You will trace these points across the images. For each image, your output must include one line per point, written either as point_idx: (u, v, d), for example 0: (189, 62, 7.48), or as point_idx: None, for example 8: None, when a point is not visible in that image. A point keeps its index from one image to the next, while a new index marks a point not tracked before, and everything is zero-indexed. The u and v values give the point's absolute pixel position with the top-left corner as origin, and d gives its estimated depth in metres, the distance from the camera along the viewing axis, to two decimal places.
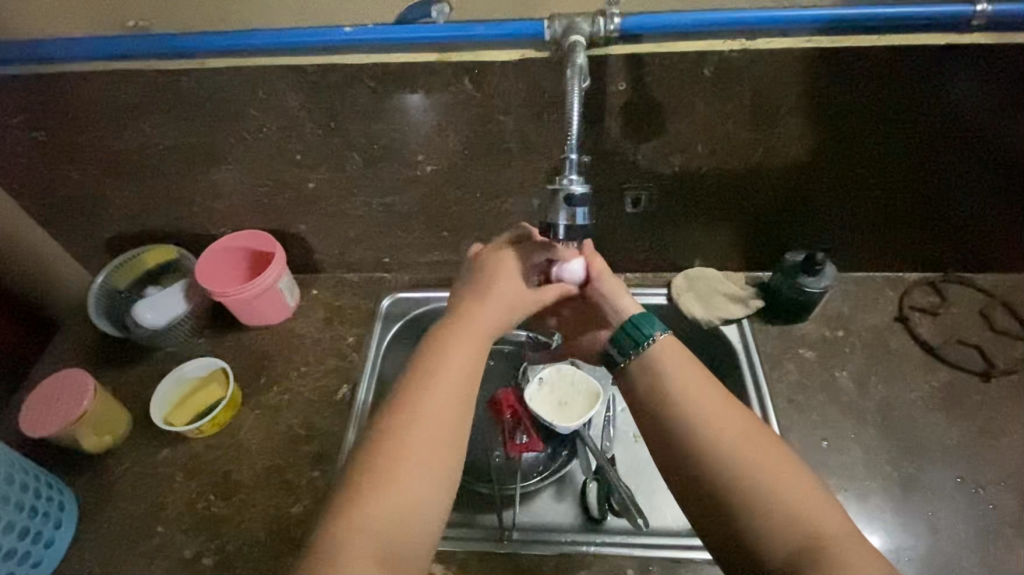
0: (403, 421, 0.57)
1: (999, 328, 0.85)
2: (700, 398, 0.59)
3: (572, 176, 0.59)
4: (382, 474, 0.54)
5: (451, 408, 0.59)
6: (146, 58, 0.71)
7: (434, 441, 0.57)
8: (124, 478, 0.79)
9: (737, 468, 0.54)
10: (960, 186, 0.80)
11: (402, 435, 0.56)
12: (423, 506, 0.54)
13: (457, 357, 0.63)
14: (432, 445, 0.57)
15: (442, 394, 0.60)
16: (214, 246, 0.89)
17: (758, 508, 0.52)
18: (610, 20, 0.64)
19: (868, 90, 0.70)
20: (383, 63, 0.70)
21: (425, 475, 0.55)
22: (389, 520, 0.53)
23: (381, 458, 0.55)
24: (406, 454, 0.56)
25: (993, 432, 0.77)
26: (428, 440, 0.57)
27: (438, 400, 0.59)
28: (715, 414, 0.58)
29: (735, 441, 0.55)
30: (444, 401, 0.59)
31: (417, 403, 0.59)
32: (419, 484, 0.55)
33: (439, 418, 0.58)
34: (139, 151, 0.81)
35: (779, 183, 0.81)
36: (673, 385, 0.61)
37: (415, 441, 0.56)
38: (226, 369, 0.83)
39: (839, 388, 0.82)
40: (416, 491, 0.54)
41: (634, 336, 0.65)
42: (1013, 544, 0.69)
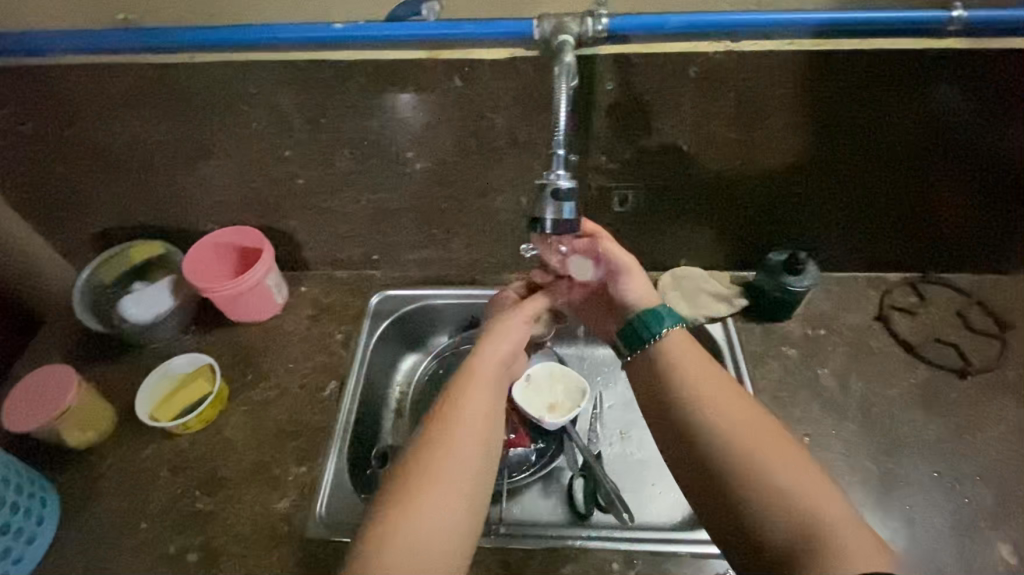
0: (430, 449, 0.57)
1: (975, 327, 0.87)
2: (710, 390, 0.60)
3: (559, 171, 0.59)
4: (414, 477, 0.56)
5: (480, 439, 0.59)
6: (137, 51, 0.71)
7: (463, 470, 0.57)
8: (108, 474, 0.78)
9: (747, 458, 0.55)
10: (941, 189, 0.82)
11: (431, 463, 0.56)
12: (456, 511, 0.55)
13: (485, 388, 0.63)
14: (460, 475, 0.56)
15: (470, 425, 0.60)
16: (202, 241, 0.88)
17: (768, 499, 0.53)
18: (599, 20, 0.65)
19: (853, 95, 0.72)
20: (374, 60, 0.71)
21: (451, 507, 0.55)
22: (415, 550, 0.52)
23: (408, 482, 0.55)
24: (434, 481, 0.55)
25: (969, 428, 0.79)
26: (457, 470, 0.56)
27: (467, 431, 0.59)
28: (723, 405, 0.59)
29: (744, 433, 0.56)
30: (472, 433, 0.59)
31: (451, 421, 0.60)
32: (446, 514, 0.54)
33: (468, 450, 0.58)
34: (127, 145, 0.81)
35: (766, 185, 0.82)
36: (684, 377, 0.62)
37: (444, 471, 0.56)
38: (214, 364, 0.83)
39: (820, 385, 0.84)
40: (443, 522, 0.54)
41: (641, 331, 0.66)
42: (988, 536, 0.71)
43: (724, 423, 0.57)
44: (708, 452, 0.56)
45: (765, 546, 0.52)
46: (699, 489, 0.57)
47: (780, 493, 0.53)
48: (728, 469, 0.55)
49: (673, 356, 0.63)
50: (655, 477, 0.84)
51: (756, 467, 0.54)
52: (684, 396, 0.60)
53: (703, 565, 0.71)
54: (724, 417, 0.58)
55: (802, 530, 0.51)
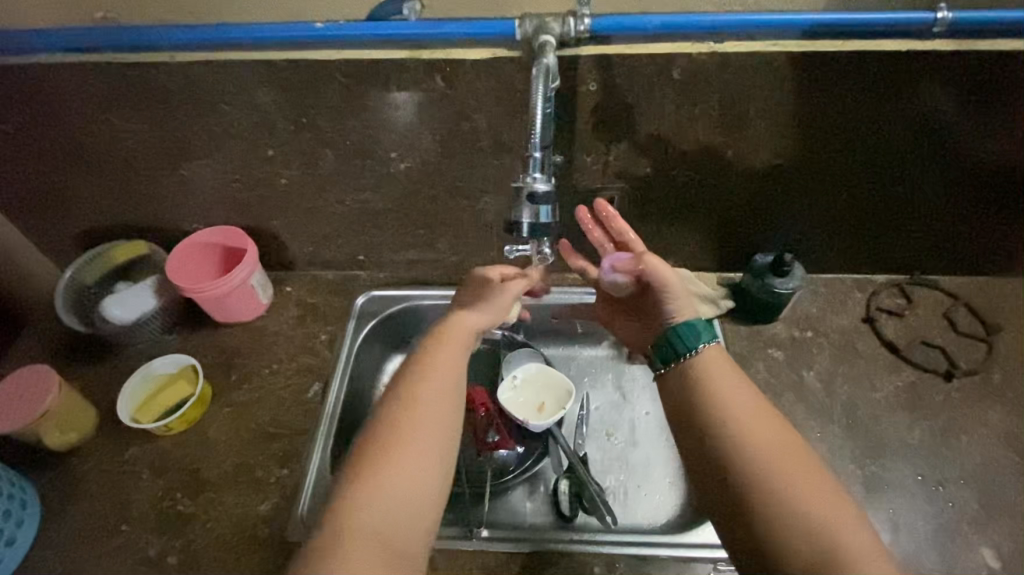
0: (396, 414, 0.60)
1: (961, 329, 0.87)
2: (740, 406, 0.60)
3: (536, 174, 0.59)
4: (372, 463, 0.57)
5: (444, 400, 0.62)
6: (115, 50, 0.71)
7: (428, 431, 0.59)
8: (89, 476, 0.77)
9: (777, 478, 0.54)
10: (925, 191, 0.81)
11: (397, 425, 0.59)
12: (412, 496, 0.56)
13: (448, 356, 0.67)
14: (426, 434, 0.59)
15: (435, 389, 0.63)
16: (185, 242, 0.88)
17: (792, 522, 0.52)
18: (581, 20, 0.64)
19: (839, 97, 0.72)
20: (354, 60, 0.70)
21: (418, 464, 0.57)
22: (386, 507, 0.54)
23: (376, 444, 0.58)
24: (401, 441, 0.58)
25: (954, 431, 0.79)
26: (422, 429, 0.59)
27: (431, 393, 0.62)
28: (756, 425, 0.58)
29: (774, 455, 0.56)
30: (435, 395, 0.62)
31: (410, 409, 0.61)
32: (413, 472, 0.57)
33: (433, 410, 0.61)
34: (108, 145, 0.80)
35: (751, 187, 0.82)
36: (719, 395, 0.61)
37: (410, 431, 0.59)
38: (196, 365, 0.82)
39: (806, 388, 0.83)
40: (412, 478, 0.56)
41: (677, 345, 0.67)
42: (971, 540, 0.71)
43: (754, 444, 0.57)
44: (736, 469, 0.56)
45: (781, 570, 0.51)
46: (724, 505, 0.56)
47: (806, 517, 0.52)
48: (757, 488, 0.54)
49: (708, 374, 0.63)
50: (640, 479, 0.84)
51: (785, 489, 0.53)
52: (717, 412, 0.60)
53: (684, 569, 0.70)
54: (755, 437, 0.57)
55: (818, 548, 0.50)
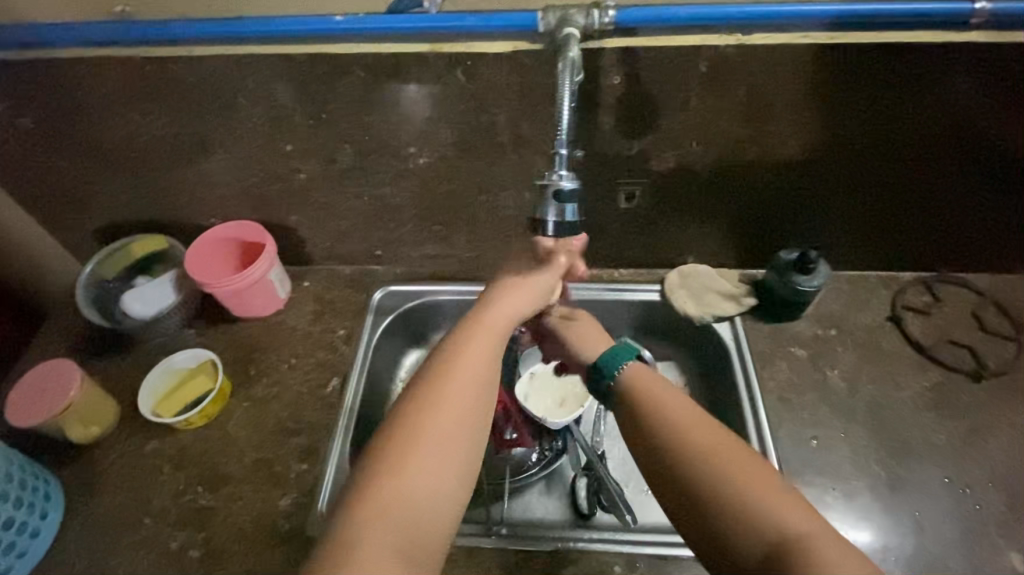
0: (422, 414, 0.57)
1: (990, 328, 0.85)
2: (673, 412, 0.59)
3: (562, 172, 0.58)
4: (391, 460, 0.54)
5: (475, 402, 0.59)
6: (133, 45, 0.70)
7: (455, 431, 0.57)
8: (111, 470, 0.78)
9: (711, 471, 0.53)
10: (958, 185, 0.79)
11: (422, 427, 0.56)
12: (436, 500, 0.54)
13: (480, 353, 0.63)
14: (454, 439, 0.56)
15: (464, 388, 0.59)
16: (203, 237, 0.88)
17: (741, 518, 0.50)
18: (605, 12, 0.63)
19: (876, 87, 0.70)
20: (373, 54, 0.69)
21: (446, 471, 0.55)
22: (410, 515, 0.52)
23: (400, 445, 0.55)
24: (428, 444, 0.55)
25: (982, 433, 0.77)
26: (451, 433, 0.56)
27: (459, 393, 0.59)
28: (695, 423, 0.57)
29: (713, 450, 0.55)
30: (462, 397, 0.59)
31: (435, 404, 0.57)
32: (438, 479, 0.54)
33: (461, 413, 0.58)
34: (127, 140, 0.80)
35: (779, 179, 0.80)
36: (657, 400, 0.61)
37: (437, 436, 0.56)
38: (215, 360, 0.83)
39: (829, 387, 0.82)
40: (437, 481, 0.54)
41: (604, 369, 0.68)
42: (999, 545, 0.69)
43: (693, 442, 0.56)
44: (676, 469, 0.55)
45: (740, 567, 0.49)
46: (674, 513, 0.55)
47: (751, 509, 0.50)
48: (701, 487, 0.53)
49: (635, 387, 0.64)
50: None
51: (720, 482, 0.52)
52: (656, 416, 0.60)
53: (706, 569, 0.70)
54: (690, 434, 0.56)
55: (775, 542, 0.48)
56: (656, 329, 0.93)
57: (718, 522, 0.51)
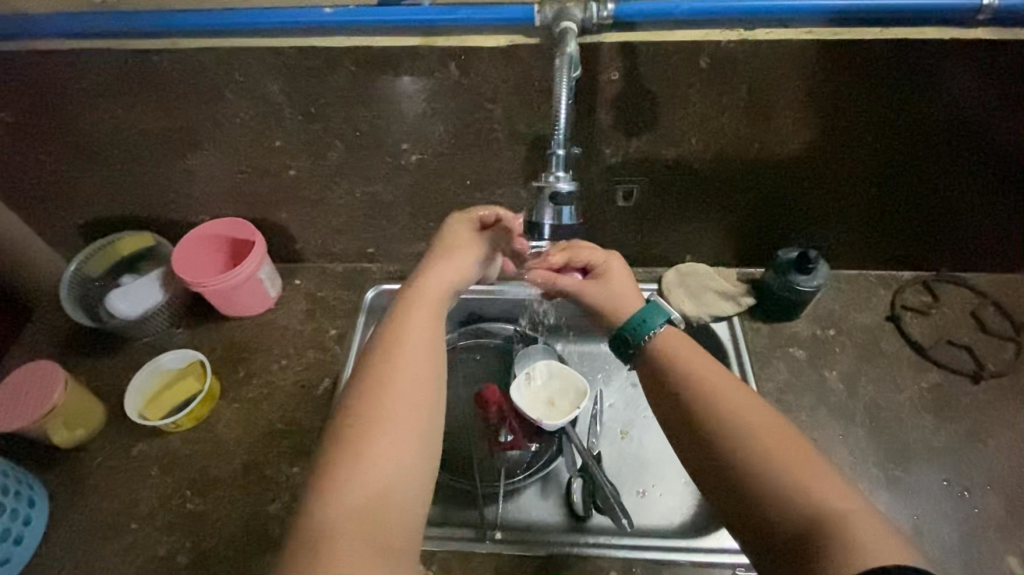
0: (370, 396, 0.56)
1: (990, 328, 0.84)
2: (707, 377, 0.59)
3: (558, 173, 0.57)
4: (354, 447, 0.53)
5: (423, 371, 0.59)
6: (116, 37, 0.68)
7: (406, 415, 0.56)
8: (98, 473, 0.76)
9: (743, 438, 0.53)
10: (955, 183, 0.78)
11: (373, 404, 0.55)
12: (394, 485, 0.52)
13: (420, 338, 0.61)
14: (405, 411, 0.56)
15: (410, 360, 0.59)
16: (190, 234, 0.86)
17: (771, 485, 0.51)
18: (603, 6, 0.61)
19: (871, 82, 0.68)
20: (364, 47, 0.67)
21: (401, 443, 0.54)
22: (372, 492, 0.51)
23: (355, 426, 0.54)
24: (379, 431, 0.54)
25: (981, 435, 0.76)
26: (402, 405, 0.56)
27: (404, 372, 0.58)
28: (728, 393, 0.57)
29: (749, 422, 0.54)
30: (410, 367, 0.58)
31: (386, 389, 0.56)
32: (395, 452, 0.53)
33: (405, 390, 0.57)
34: (111, 134, 0.78)
35: (774, 176, 0.78)
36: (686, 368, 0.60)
37: (388, 409, 0.55)
38: (204, 361, 0.81)
39: (828, 388, 0.81)
40: (394, 465, 0.53)
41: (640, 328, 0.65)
42: (998, 548, 0.68)
43: (728, 412, 0.56)
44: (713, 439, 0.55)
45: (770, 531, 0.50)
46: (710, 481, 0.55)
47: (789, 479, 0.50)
48: (738, 459, 0.53)
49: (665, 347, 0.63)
50: (655, 479, 0.83)
51: (753, 449, 0.53)
52: (688, 384, 0.59)
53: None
54: (723, 402, 0.56)
55: (803, 508, 0.49)
56: None
57: (756, 492, 0.51)
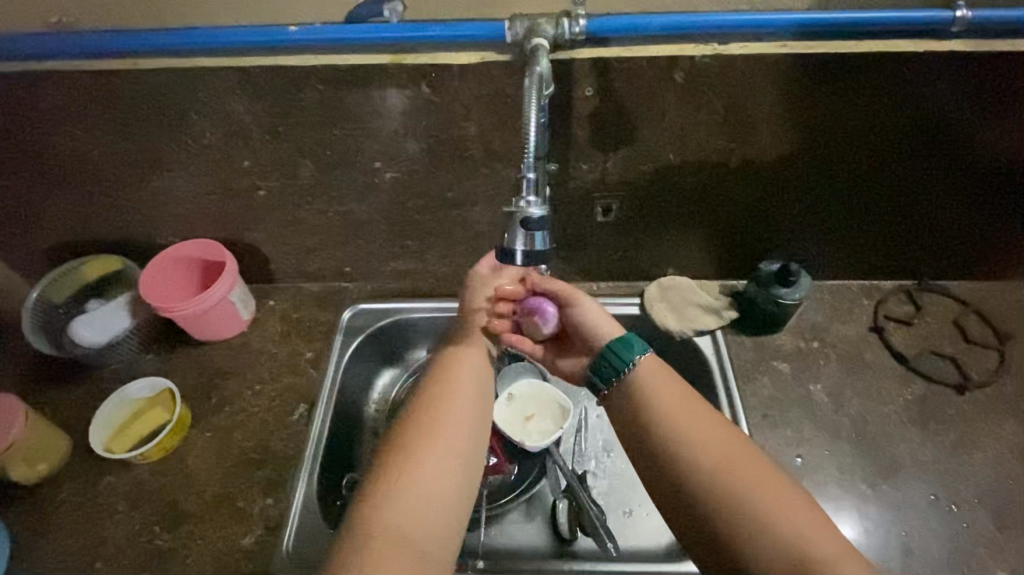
0: (423, 412, 0.60)
1: (972, 337, 0.84)
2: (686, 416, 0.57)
3: (530, 198, 0.54)
4: (402, 455, 0.56)
5: (473, 397, 0.63)
6: (74, 57, 0.66)
7: (456, 430, 0.59)
8: (60, 510, 0.73)
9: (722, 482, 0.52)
10: (936, 195, 0.78)
11: (431, 417, 0.59)
12: (440, 492, 0.54)
13: (471, 366, 0.66)
14: (465, 423, 0.60)
15: (466, 380, 0.64)
16: (159, 259, 0.83)
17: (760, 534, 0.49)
18: (575, 22, 0.60)
19: (853, 97, 0.68)
20: (331, 66, 0.65)
21: (457, 454, 0.57)
22: (419, 496, 0.53)
23: (408, 436, 0.58)
24: (431, 442, 0.57)
25: (967, 446, 0.75)
26: (462, 418, 0.60)
27: (458, 395, 0.62)
28: (702, 430, 0.56)
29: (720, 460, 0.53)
30: (470, 386, 0.64)
31: (439, 404, 0.61)
32: (451, 457, 0.57)
33: (460, 409, 0.61)
34: (72, 157, 0.75)
35: (756, 189, 0.78)
36: (658, 404, 0.59)
37: (448, 421, 0.59)
38: (173, 389, 0.78)
39: (813, 402, 0.80)
40: (443, 474, 0.55)
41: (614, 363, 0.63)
42: (989, 564, 0.67)
43: (698, 449, 0.55)
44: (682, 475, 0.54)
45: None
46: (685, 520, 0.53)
47: (760, 520, 0.49)
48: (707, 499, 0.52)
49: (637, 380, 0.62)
50: (641, 498, 0.81)
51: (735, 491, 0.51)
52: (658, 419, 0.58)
53: None
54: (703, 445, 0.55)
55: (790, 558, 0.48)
56: None
57: (727, 533, 0.50)
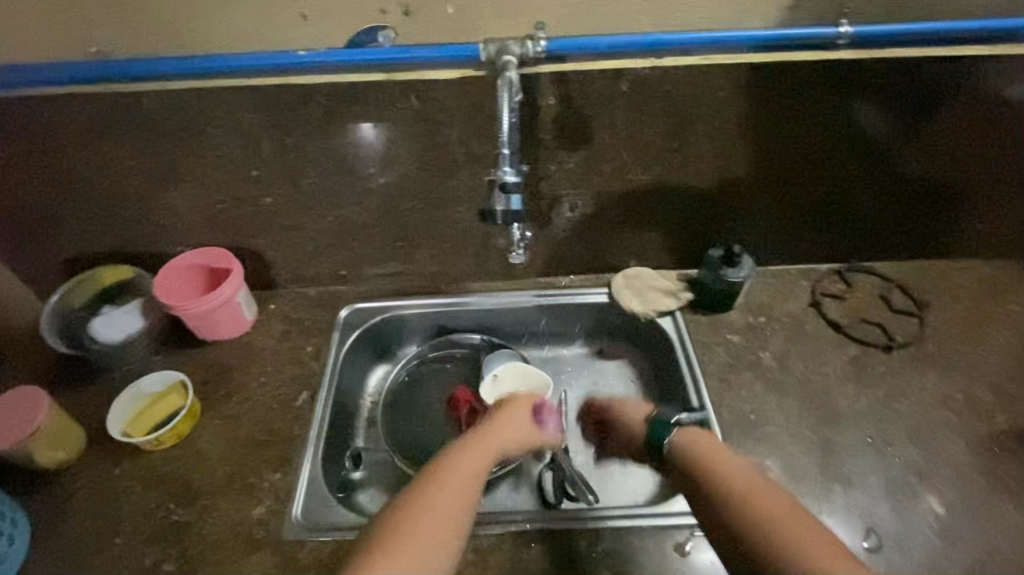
0: (416, 493, 0.64)
1: (896, 307, 0.96)
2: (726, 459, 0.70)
3: (506, 167, 0.67)
4: (386, 534, 0.60)
5: (465, 487, 0.66)
6: (110, 82, 0.77)
7: (435, 516, 0.62)
8: (79, 494, 0.78)
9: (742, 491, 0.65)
10: (852, 183, 0.91)
11: (423, 502, 0.63)
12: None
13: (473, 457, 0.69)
14: (446, 510, 0.63)
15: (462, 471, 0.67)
16: (171, 265, 0.92)
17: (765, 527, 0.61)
18: (537, 43, 0.73)
19: (790, 116, 0.83)
20: (333, 84, 0.77)
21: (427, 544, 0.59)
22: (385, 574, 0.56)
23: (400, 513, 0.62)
24: (407, 526, 0.60)
25: (896, 396, 0.86)
26: (444, 502, 0.63)
27: (449, 485, 0.65)
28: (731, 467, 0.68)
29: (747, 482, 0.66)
30: (465, 478, 0.66)
31: (429, 491, 0.64)
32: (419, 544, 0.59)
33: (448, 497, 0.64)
34: (98, 173, 0.84)
35: (701, 183, 0.90)
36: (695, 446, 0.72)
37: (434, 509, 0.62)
38: (184, 380, 0.84)
39: (763, 366, 0.90)
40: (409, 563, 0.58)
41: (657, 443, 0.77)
42: (918, 490, 0.77)
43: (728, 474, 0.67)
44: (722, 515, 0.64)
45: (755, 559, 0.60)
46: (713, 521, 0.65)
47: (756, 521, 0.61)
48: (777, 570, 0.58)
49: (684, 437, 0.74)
50: (618, 466, 0.90)
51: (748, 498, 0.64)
52: (704, 473, 0.69)
53: (663, 536, 0.74)
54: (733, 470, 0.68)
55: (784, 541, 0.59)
56: (608, 327, 1.01)
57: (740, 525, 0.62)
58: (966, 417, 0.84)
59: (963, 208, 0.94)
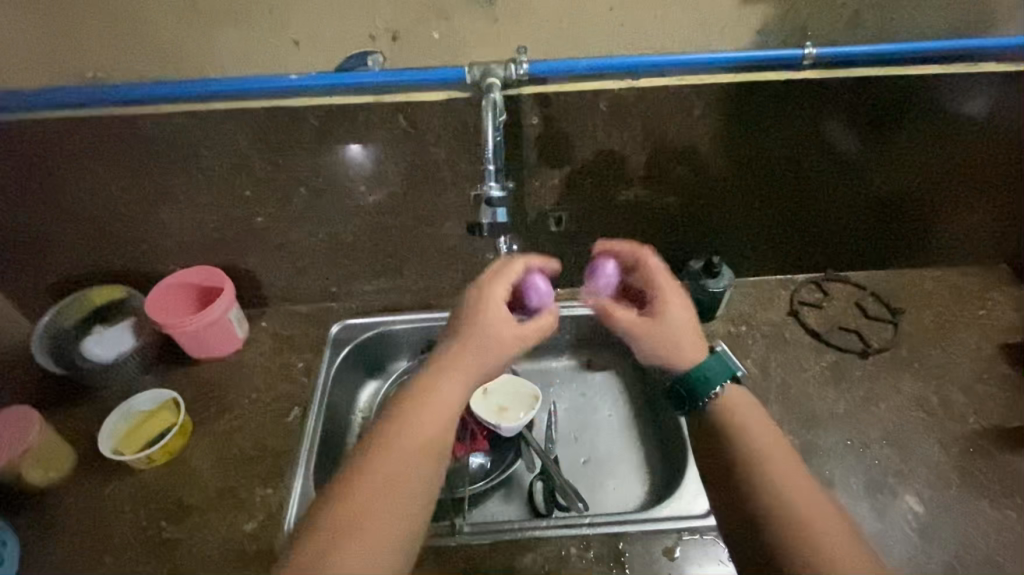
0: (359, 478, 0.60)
1: (871, 314, 1.00)
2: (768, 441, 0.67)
3: (491, 182, 0.71)
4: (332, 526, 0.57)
5: (413, 459, 0.62)
6: (105, 105, 0.79)
7: (383, 501, 0.59)
8: (68, 514, 0.78)
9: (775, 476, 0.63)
10: (821, 196, 0.95)
11: (365, 488, 0.59)
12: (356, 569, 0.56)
13: (425, 420, 0.64)
14: (394, 492, 0.60)
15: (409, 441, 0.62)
16: (163, 284, 0.93)
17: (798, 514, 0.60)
18: (520, 66, 0.77)
19: (761, 132, 0.88)
20: (323, 106, 0.80)
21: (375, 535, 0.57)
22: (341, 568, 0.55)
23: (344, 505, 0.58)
24: (351, 522, 0.57)
25: (873, 399, 0.89)
26: (392, 485, 0.60)
27: (397, 461, 0.61)
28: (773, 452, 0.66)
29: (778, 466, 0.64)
30: (413, 448, 0.62)
31: (374, 473, 0.60)
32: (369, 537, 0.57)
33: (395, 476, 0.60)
34: (92, 194, 0.86)
35: (679, 197, 0.94)
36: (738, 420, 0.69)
37: (377, 496, 0.59)
38: (176, 397, 0.85)
39: (745, 373, 0.93)
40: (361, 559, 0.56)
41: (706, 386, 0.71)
42: (896, 490, 0.79)
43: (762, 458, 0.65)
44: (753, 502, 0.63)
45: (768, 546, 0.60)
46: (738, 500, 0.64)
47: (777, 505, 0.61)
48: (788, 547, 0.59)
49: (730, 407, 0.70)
50: (607, 474, 0.91)
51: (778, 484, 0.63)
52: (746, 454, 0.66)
53: (651, 541, 0.75)
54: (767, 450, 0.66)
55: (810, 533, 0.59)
56: (594, 338, 1.03)
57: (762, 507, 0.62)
58: (940, 419, 0.87)
59: (930, 216, 0.99)
